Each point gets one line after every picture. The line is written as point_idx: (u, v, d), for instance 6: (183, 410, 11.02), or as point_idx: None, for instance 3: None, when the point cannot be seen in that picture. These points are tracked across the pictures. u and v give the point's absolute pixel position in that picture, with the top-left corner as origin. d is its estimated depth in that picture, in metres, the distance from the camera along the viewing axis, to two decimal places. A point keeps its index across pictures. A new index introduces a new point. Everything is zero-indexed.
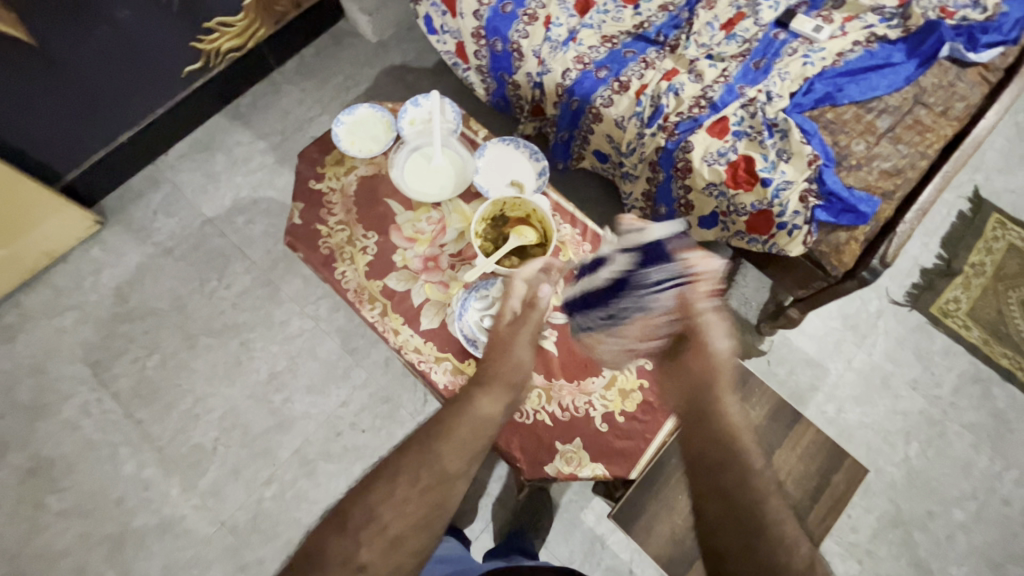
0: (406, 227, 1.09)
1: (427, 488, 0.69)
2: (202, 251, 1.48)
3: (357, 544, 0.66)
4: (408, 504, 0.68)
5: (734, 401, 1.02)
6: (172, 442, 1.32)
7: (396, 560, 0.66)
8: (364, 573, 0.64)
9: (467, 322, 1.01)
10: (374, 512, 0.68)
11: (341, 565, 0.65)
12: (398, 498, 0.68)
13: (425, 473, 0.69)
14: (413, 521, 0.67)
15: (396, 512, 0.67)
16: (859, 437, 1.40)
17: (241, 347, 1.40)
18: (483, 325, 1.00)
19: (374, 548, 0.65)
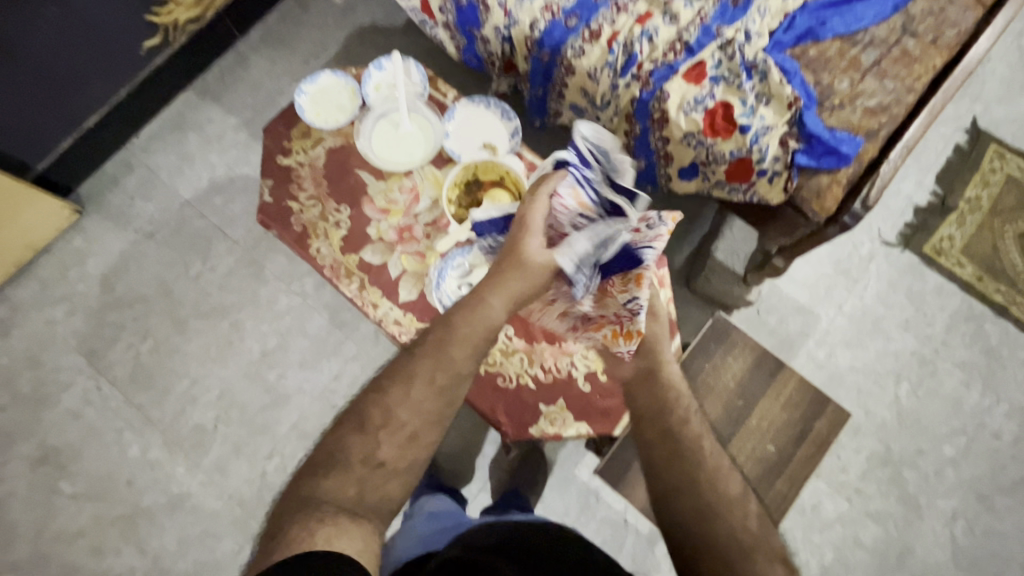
0: (379, 199, 1.07)
1: (443, 389, 0.74)
2: (184, 235, 1.47)
3: (378, 442, 0.71)
4: (421, 400, 0.73)
5: None
6: (174, 423, 1.36)
7: (413, 453, 0.72)
8: (385, 466, 0.70)
9: (444, 291, 0.99)
10: (391, 413, 0.72)
11: (362, 458, 0.69)
12: (416, 399, 0.73)
13: (442, 375, 0.74)
14: (428, 418, 0.73)
15: (414, 409, 0.73)
16: (850, 380, 1.40)
17: (231, 328, 1.41)
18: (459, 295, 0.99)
19: (391, 443, 0.71)
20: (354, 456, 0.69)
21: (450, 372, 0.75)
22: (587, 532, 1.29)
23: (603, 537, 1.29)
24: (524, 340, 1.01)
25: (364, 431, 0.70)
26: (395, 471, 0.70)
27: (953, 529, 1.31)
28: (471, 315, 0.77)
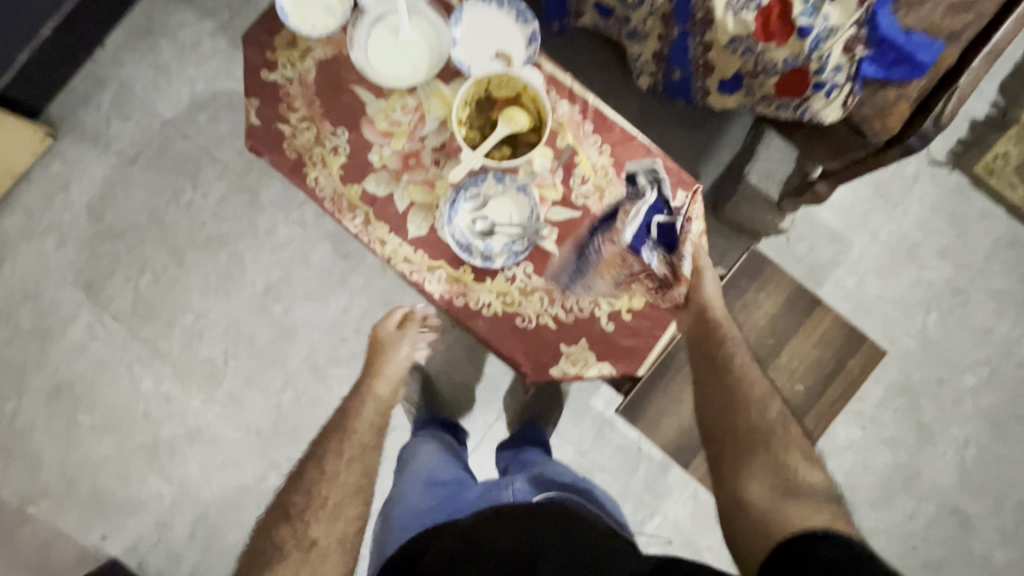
0: (380, 120, 0.95)
1: (350, 459, 1.00)
2: (170, 158, 1.35)
3: (307, 525, 0.92)
4: (339, 476, 0.97)
5: (748, 291, 0.95)
6: (183, 356, 1.33)
7: (341, 526, 0.92)
8: (317, 543, 0.89)
9: (455, 228, 0.93)
10: (313, 491, 0.96)
11: (295, 544, 0.90)
12: (329, 474, 0.97)
13: (347, 450, 1.01)
14: (345, 490, 0.96)
15: (330, 484, 0.96)
16: (877, 310, 1.34)
17: (231, 259, 1.34)
18: (472, 231, 0.93)
19: (318, 521, 0.92)
20: (288, 541, 0.90)
21: (353, 445, 1.02)
22: (602, 459, 1.32)
23: (616, 464, 1.31)
24: (543, 278, 0.94)
25: (290, 517, 0.93)
26: (326, 548, 0.89)
27: (963, 455, 1.33)
28: (363, 399, 1.11)
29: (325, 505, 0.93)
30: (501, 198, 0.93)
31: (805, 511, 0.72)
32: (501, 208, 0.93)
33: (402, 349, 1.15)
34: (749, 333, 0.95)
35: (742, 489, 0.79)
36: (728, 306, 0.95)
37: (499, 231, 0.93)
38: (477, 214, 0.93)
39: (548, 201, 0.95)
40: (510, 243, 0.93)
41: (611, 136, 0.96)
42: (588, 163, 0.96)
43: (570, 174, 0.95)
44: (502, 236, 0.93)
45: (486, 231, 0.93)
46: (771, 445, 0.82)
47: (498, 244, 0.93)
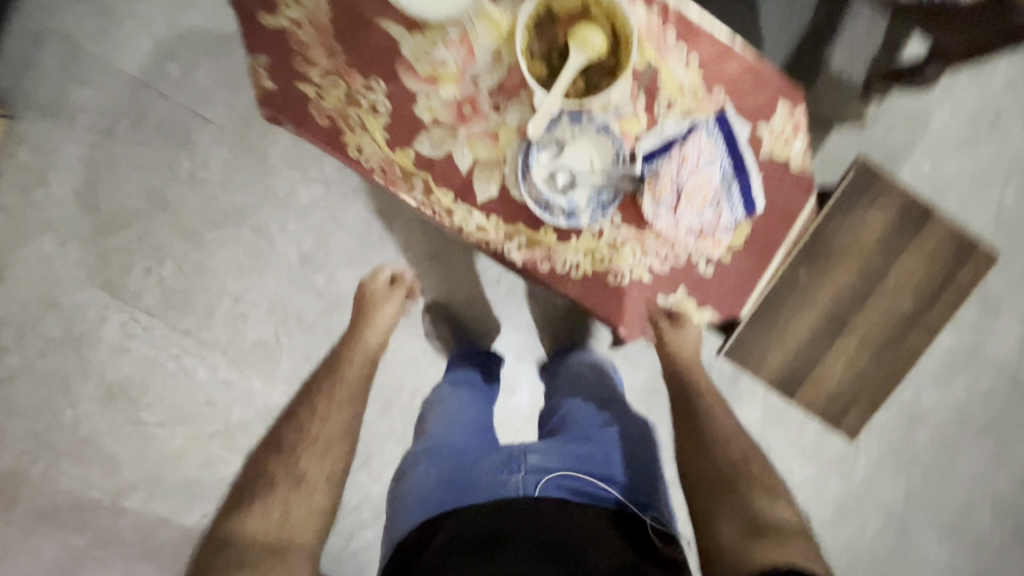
0: (420, 63, 0.78)
1: (341, 403, 0.94)
2: (154, 125, 1.17)
3: (297, 459, 0.84)
4: (328, 415, 0.91)
5: (857, 209, 0.86)
6: (232, 341, 1.26)
7: (330, 463, 0.85)
8: (305, 481, 0.82)
9: (532, 188, 0.81)
10: (304, 429, 0.89)
11: (283, 478, 0.82)
12: (320, 415, 0.91)
13: (340, 393, 0.95)
14: (338, 431, 0.89)
15: (321, 424, 0.89)
16: (955, 189, 1.24)
17: (256, 232, 1.22)
18: (549, 190, 0.81)
19: (308, 459, 0.84)
20: (277, 475, 0.82)
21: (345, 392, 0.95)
22: None
23: None
24: (632, 228, 0.84)
25: (284, 452, 0.85)
26: (314, 488, 0.82)
27: None
28: (352, 348, 1.06)
29: (318, 444, 0.86)
30: (580, 142, 0.80)
31: (772, 544, 0.75)
32: (580, 154, 0.81)
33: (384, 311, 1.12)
34: (856, 254, 0.88)
35: (713, 532, 0.80)
36: (835, 229, 0.87)
37: (581, 183, 0.81)
38: (553, 166, 0.81)
39: (632, 136, 0.81)
40: (596, 194, 0.82)
41: (699, 44, 0.80)
42: (674, 82, 0.81)
43: (654, 99, 0.81)
44: (586, 187, 0.81)
45: (568, 184, 0.81)
46: (739, 488, 0.84)
47: (582, 197, 0.82)
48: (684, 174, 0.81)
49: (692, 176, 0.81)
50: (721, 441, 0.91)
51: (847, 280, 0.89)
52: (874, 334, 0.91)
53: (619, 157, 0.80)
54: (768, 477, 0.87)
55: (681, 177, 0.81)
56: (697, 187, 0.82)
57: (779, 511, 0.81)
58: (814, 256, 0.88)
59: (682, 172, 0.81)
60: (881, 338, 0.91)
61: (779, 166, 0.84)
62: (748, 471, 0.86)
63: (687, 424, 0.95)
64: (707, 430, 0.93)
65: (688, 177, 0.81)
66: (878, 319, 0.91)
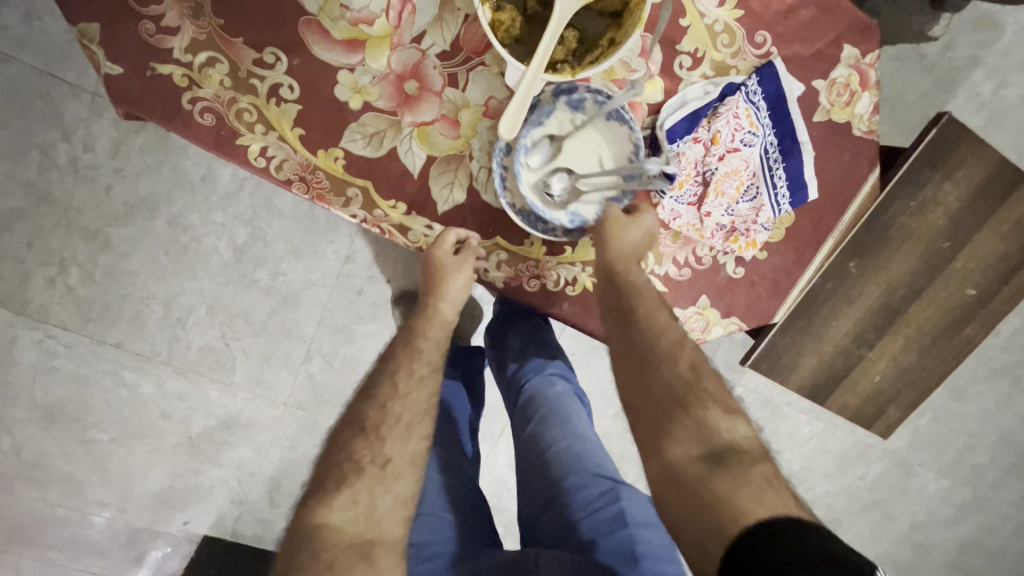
0: (336, 22, 0.55)
1: (423, 378, 0.67)
2: (9, 96, 0.90)
3: (382, 440, 0.63)
4: (413, 392, 0.66)
5: (928, 184, 0.67)
6: (174, 351, 1.09)
7: (415, 446, 0.64)
8: (391, 465, 0.62)
9: (519, 198, 0.58)
10: (386, 406, 0.64)
11: (368, 461, 0.62)
12: (403, 390, 0.65)
13: (420, 364, 0.67)
14: (421, 408, 0.66)
15: (404, 399, 0.65)
16: (1015, 117, 1.02)
17: (174, 226, 0.99)
18: (544, 201, 0.59)
19: (395, 439, 0.63)
20: (364, 457, 0.62)
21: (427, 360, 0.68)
22: None
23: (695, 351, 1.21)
24: None
25: (368, 431, 0.63)
26: (401, 471, 0.62)
27: None
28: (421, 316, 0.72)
29: (398, 420, 0.64)
30: (582, 130, 0.58)
31: (738, 487, 0.53)
32: (583, 148, 0.58)
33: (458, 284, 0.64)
34: (920, 239, 0.70)
35: (662, 459, 0.58)
36: (897, 212, 0.68)
37: (587, 189, 0.60)
38: (546, 166, 0.58)
39: (641, 108, 0.59)
40: (606, 202, 0.61)
41: None
42: (701, 25, 0.58)
43: (673, 52, 0.59)
44: (593, 195, 0.60)
45: (568, 193, 0.60)
46: (690, 404, 0.60)
47: (588, 207, 0.61)
48: (713, 156, 0.60)
49: (725, 158, 0.60)
50: (656, 337, 0.62)
51: (904, 271, 0.72)
52: (926, 329, 0.77)
53: (639, 152, 0.57)
54: (718, 385, 0.63)
55: (708, 160, 0.61)
56: (728, 172, 0.61)
57: (729, 421, 0.59)
58: (869, 247, 0.70)
59: (710, 155, 0.61)
60: (935, 332, 0.77)
61: (837, 135, 0.63)
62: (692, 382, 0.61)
63: (622, 318, 0.61)
64: (642, 332, 0.61)
65: (719, 160, 0.61)
66: (936, 310, 0.76)
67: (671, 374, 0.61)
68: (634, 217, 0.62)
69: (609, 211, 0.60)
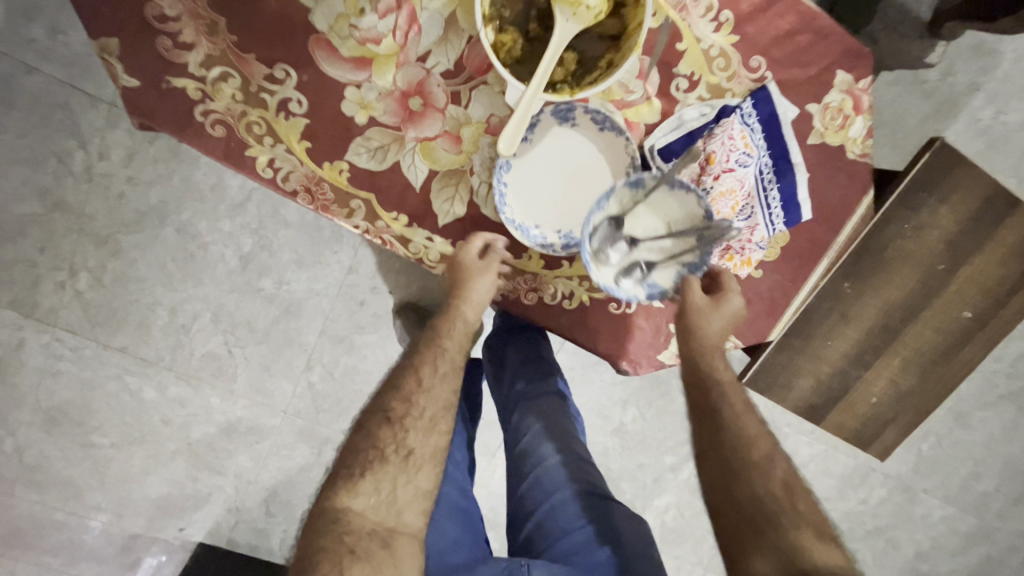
0: (343, 41, 0.57)
1: (446, 375, 0.65)
2: (29, 106, 0.93)
3: (406, 431, 0.63)
4: (437, 387, 0.65)
5: (923, 207, 0.68)
6: (177, 357, 1.10)
7: (437, 440, 0.64)
8: (413, 457, 0.63)
9: (596, 280, 0.58)
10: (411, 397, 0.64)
11: (392, 451, 0.62)
12: (428, 384, 0.64)
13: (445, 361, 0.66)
14: (443, 404, 0.64)
15: (428, 393, 0.64)
16: (1016, 142, 1.03)
17: (182, 234, 1.01)
18: (619, 280, 0.59)
19: (418, 431, 0.63)
20: (387, 447, 0.62)
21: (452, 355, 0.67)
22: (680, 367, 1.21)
23: None
24: None
25: (392, 422, 0.63)
26: (421, 464, 0.63)
27: None
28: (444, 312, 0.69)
29: (422, 412, 0.64)
30: (642, 203, 0.59)
31: None
32: (642, 220, 0.60)
33: (483, 287, 0.62)
34: (916, 261, 0.71)
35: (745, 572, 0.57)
36: (892, 232, 0.69)
37: (657, 264, 0.61)
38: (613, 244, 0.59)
39: (637, 126, 0.61)
40: (682, 272, 0.61)
41: None
42: (696, 48, 0.60)
43: (670, 74, 0.60)
44: (664, 266, 0.61)
45: (642, 271, 0.60)
46: (784, 524, 0.58)
47: (661, 277, 0.61)
48: (709, 174, 0.61)
49: (722, 177, 0.61)
50: (744, 447, 0.61)
51: (900, 292, 0.72)
52: (924, 351, 0.77)
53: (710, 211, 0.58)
54: (810, 502, 0.60)
55: (703, 179, 0.61)
56: (726, 193, 0.62)
57: (825, 545, 0.57)
58: (863, 267, 0.71)
59: (705, 172, 0.61)
60: (933, 355, 0.77)
61: (830, 156, 0.64)
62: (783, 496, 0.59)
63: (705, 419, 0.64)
64: (728, 437, 0.62)
65: (715, 180, 0.61)
66: (933, 332, 0.76)
67: (758, 481, 0.60)
68: (716, 303, 0.63)
69: (690, 293, 0.61)
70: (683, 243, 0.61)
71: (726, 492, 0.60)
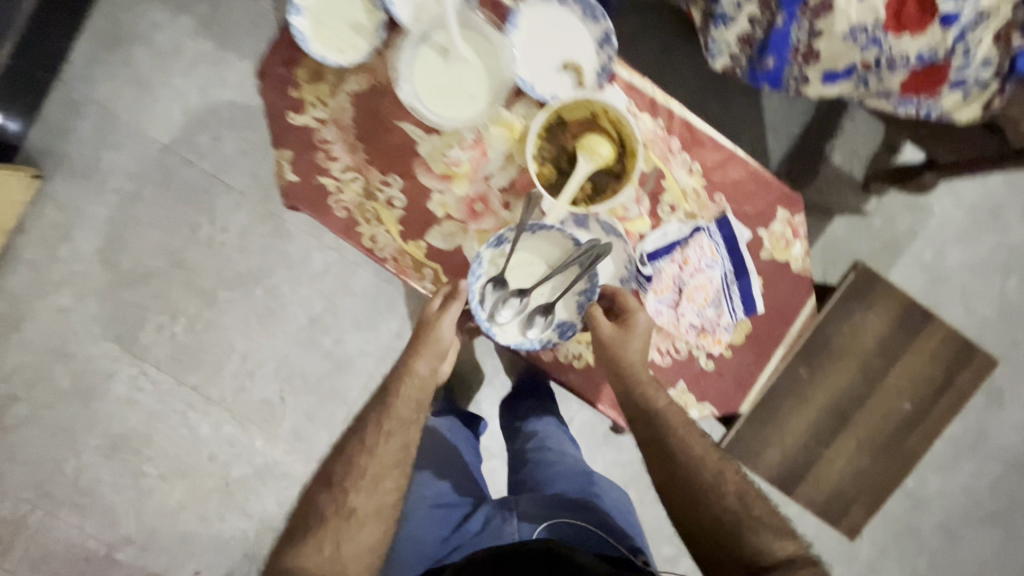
0: (435, 162, 0.82)
1: (389, 434, 0.79)
2: (178, 189, 1.22)
3: (346, 491, 0.77)
4: (378, 448, 0.79)
5: (855, 313, 0.88)
6: (237, 399, 1.28)
7: (379, 496, 0.78)
8: (356, 513, 0.76)
9: (508, 343, 0.81)
10: (353, 461, 0.79)
11: (335, 511, 0.76)
12: (372, 447, 0.79)
13: (388, 422, 0.80)
14: (387, 462, 0.79)
15: (369, 455, 0.79)
16: (953, 279, 1.26)
17: (269, 295, 1.25)
18: (525, 332, 0.81)
19: (359, 491, 0.77)
20: (332, 508, 0.77)
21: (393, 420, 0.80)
22: None
23: None
24: None
25: (335, 485, 0.78)
26: (365, 518, 0.76)
27: None
28: (399, 377, 0.83)
29: (362, 474, 0.78)
30: (514, 261, 0.80)
31: None
32: (521, 279, 0.81)
33: (447, 330, 0.82)
34: (855, 355, 0.89)
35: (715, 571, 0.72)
36: (834, 329, 0.88)
37: (557, 304, 0.82)
38: (507, 309, 0.80)
39: (634, 235, 0.84)
40: (580, 306, 0.82)
41: (704, 153, 0.84)
42: (677, 186, 0.84)
43: (658, 202, 0.84)
44: (564, 303, 0.82)
45: (546, 316, 0.81)
46: (745, 535, 0.71)
47: (565, 311, 0.82)
48: (686, 272, 0.84)
49: (693, 276, 0.84)
50: (701, 467, 0.75)
51: (846, 380, 0.89)
52: (874, 435, 0.91)
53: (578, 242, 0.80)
54: (766, 507, 0.74)
55: (681, 277, 0.84)
56: (697, 288, 0.84)
57: (780, 539, 0.71)
58: (814, 356, 0.89)
59: (683, 271, 0.84)
60: (882, 439, 0.91)
61: (778, 268, 0.86)
62: (735, 511, 0.73)
63: (659, 451, 0.76)
64: (683, 460, 0.75)
65: (689, 277, 0.84)
66: (879, 418, 0.91)
67: (711, 496, 0.73)
68: (628, 331, 0.79)
69: (598, 328, 0.79)
70: (568, 275, 0.81)
71: (690, 515, 0.73)
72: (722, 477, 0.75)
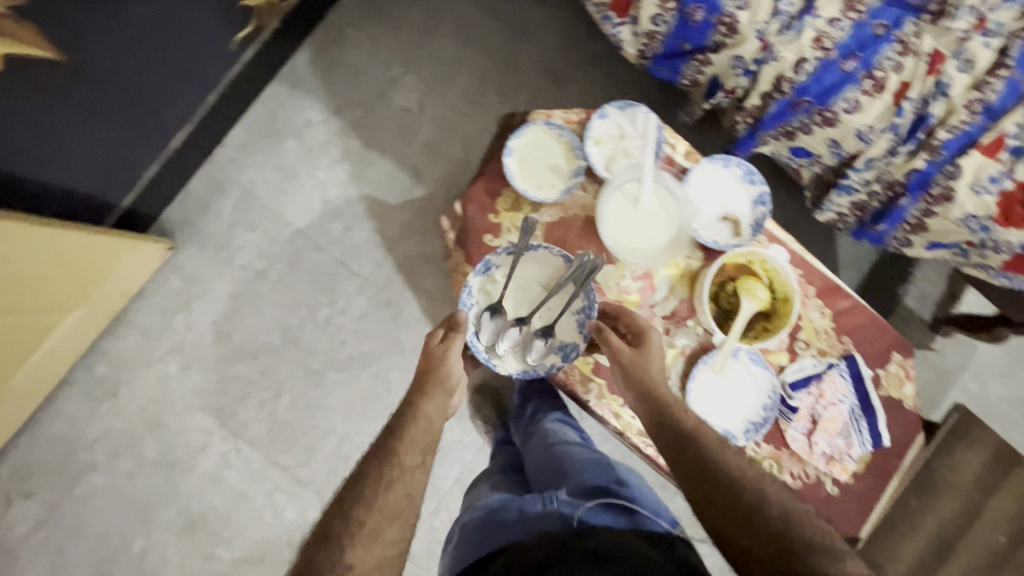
0: (609, 288, 0.92)
1: (391, 484, 0.69)
2: (305, 271, 1.27)
3: (343, 546, 0.64)
4: (380, 497, 0.67)
5: (956, 450, 0.99)
6: (329, 481, 1.26)
7: (381, 552, 0.65)
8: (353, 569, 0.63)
9: (510, 372, 0.88)
10: (355, 516, 0.66)
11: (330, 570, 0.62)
12: (377, 499, 0.67)
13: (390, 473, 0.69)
14: (390, 512, 0.67)
15: (372, 506, 0.67)
16: (998, 413, 1.38)
17: (376, 378, 1.28)
18: (526, 360, 0.88)
19: (362, 547, 0.64)
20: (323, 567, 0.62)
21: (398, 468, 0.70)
22: None
23: None
24: (770, 445, 0.94)
25: (330, 540, 0.64)
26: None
27: None
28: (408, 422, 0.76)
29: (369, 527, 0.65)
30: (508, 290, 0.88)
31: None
32: (514, 306, 0.88)
33: (455, 362, 0.82)
34: (958, 489, 0.98)
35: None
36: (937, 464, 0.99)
37: (556, 327, 0.89)
38: (505, 339, 0.88)
39: (776, 366, 0.95)
40: (578, 325, 0.89)
41: (836, 301, 0.97)
42: (811, 326, 0.96)
43: (795, 339, 0.96)
44: (562, 324, 0.89)
45: (546, 341, 0.88)
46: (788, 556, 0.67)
47: (563, 331, 0.89)
48: (820, 403, 0.95)
49: (827, 408, 0.95)
50: (735, 479, 0.72)
51: (949, 511, 0.98)
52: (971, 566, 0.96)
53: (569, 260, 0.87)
54: (812, 526, 0.69)
55: (815, 407, 0.95)
56: (830, 420, 0.95)
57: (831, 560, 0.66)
58: (923, 488, 0.98)
59: (818, 402, 0.95)
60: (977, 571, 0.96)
61: (896, 406, 0.98)
62: (768, 518, 0.69)
63: (690, 466, 0.75)
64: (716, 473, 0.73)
65: (823, 408, 0.95)
66: (977, 550, 0.97)
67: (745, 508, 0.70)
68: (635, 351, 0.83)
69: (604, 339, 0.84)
70: (562, 295, 0.89)
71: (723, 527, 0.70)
72: (757, 488, 0.72)
